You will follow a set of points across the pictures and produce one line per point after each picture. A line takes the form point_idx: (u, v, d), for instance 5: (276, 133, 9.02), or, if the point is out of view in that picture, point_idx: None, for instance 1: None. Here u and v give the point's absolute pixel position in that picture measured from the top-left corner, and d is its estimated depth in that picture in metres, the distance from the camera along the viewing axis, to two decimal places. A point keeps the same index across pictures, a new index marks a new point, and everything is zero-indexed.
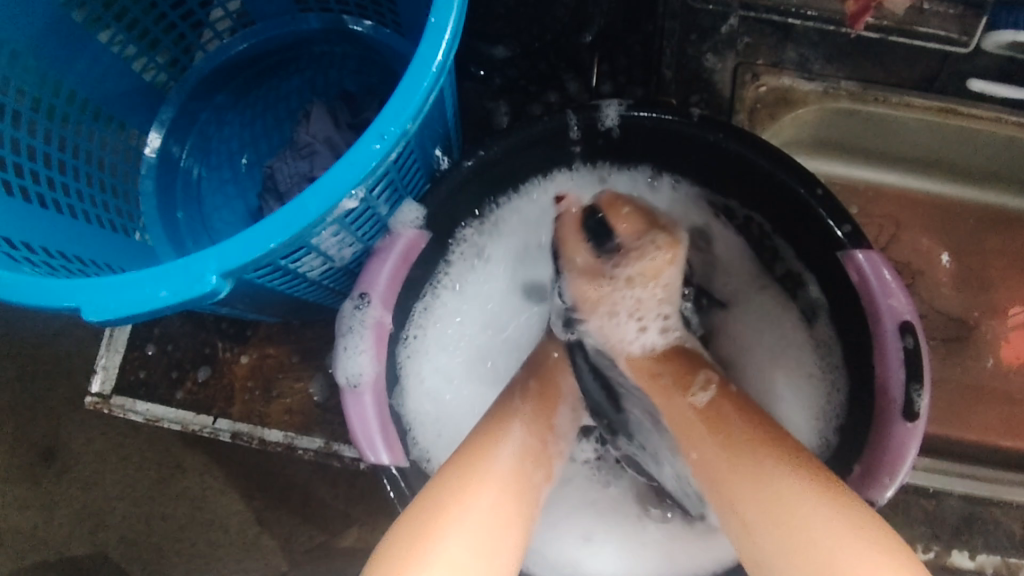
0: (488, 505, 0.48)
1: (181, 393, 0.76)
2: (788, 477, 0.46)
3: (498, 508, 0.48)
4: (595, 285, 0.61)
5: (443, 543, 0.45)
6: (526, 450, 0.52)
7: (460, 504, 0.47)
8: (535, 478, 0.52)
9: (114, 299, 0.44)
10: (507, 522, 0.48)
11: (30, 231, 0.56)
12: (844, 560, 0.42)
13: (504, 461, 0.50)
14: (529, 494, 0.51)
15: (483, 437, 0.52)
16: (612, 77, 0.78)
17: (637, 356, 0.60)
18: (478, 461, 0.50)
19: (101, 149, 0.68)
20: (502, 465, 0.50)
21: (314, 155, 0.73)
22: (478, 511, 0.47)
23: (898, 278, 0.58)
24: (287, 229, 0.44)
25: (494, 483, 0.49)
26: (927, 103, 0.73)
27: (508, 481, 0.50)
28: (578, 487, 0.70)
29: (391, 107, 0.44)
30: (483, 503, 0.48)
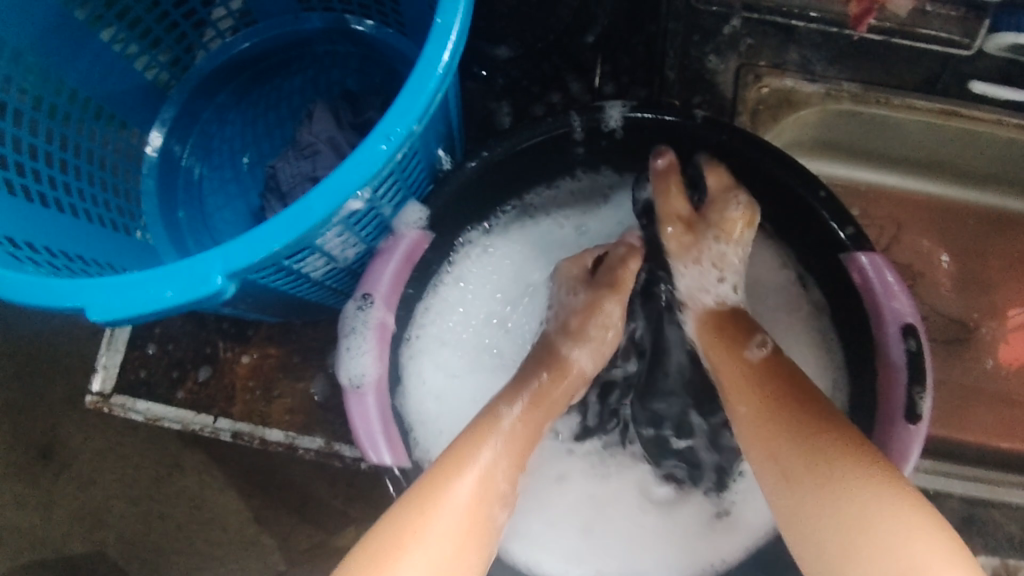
0: (444, 541, 0.48)
1: (182, 393, 0.76)
2: (829, 440, 0.48)
3: (452, 545, 0.48)
4: (686, 233, 0.63)
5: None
6: (491, 478, 0.52)
7: (414, 540, 0.47)
8: (496, 510, 0.52)
9: (118, 300, 0.44)
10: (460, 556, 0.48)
11: (33, 231, 0.56)
12: (874, 520, 0.44)
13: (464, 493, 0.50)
14: (486, 527, 0.51)
15: (448, 465, 0.51)
16: (614, 77, 0.78)
17: (710, 308, 0.62)
18: (438, 493, 0.50)
19: (103, 148, 0.68)
20: (462, 497, 0.50)
21: (315, 155, 0.73)
22: (433, 545, 0.48)
23: (901, 281, 0.58)
24: (292, 230, 0.44)
25: (451, 519, 0.49)
26: (929, 104, 0.72)
27: (466, 516, 0.50)
28: (578, 481, 0.69)
29: (395, 108, 0.44)
30: (438, 539, 0.48)
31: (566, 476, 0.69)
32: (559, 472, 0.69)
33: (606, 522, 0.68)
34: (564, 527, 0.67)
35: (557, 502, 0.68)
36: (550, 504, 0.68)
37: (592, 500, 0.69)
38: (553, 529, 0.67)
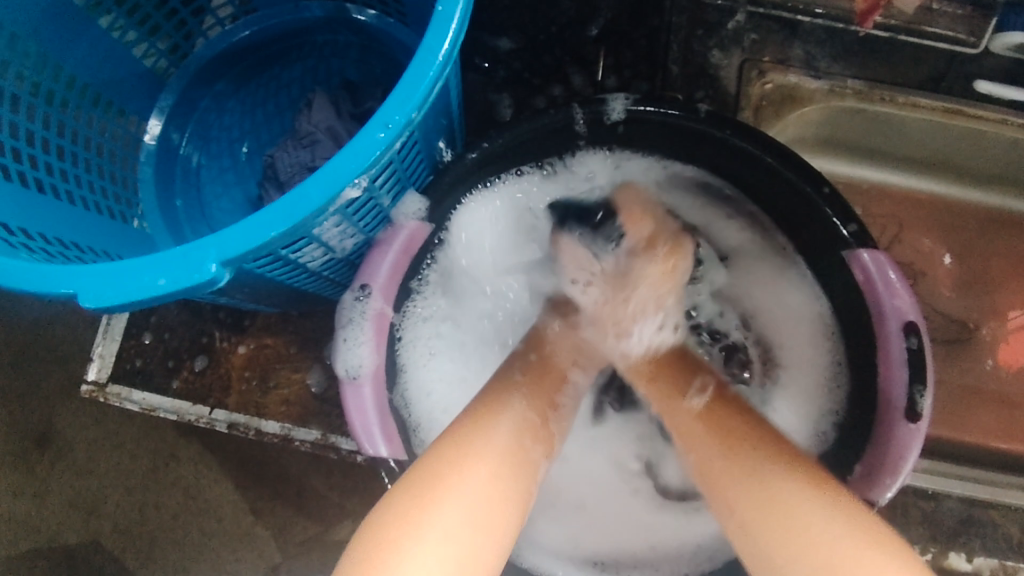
0: (485, 479, 0.47)
1: (177, 382, 0.75)
2: (789, 482, 0.44)
3: (497, 483, 0.47)
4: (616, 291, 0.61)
5: (438, 518, 0.44)
6: (528, 426, 0.51)
7: (454, 478, 0.46)
8: (534, 454, 0.50)
9: (111, 287, 0.43)
10: (501, 496, 0.47)
11: (28, 218, 0.56)
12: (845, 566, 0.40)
13: (501, 436, 0.49)
14: (528, 470, 0.49)
15: (486, 409, 0.51)
16: (617, 71, 0.77)
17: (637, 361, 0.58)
18: (480, 429, 0.49)
19: (100, 135, 0.68)
20: (499, 441, 0.49)
21: (315, 145, 0.73)
22: (473, 484, 0.46)
23: (904, 279, 0.57)
24: (289, 218, 0.43)
25: (492, 458, 0.48)
26: (932, 103, 0.72)
27: (506, 457, 0.48)
28: (581, 459, 0.70)
29: (395, 96, 0.43)
30: (480, 476, 0.47)
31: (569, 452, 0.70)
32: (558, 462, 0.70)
33: (597, 502, 0.69)
34: (560, 509, 0.68)
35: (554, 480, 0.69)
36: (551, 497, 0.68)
37: (589, 476, 0.70)
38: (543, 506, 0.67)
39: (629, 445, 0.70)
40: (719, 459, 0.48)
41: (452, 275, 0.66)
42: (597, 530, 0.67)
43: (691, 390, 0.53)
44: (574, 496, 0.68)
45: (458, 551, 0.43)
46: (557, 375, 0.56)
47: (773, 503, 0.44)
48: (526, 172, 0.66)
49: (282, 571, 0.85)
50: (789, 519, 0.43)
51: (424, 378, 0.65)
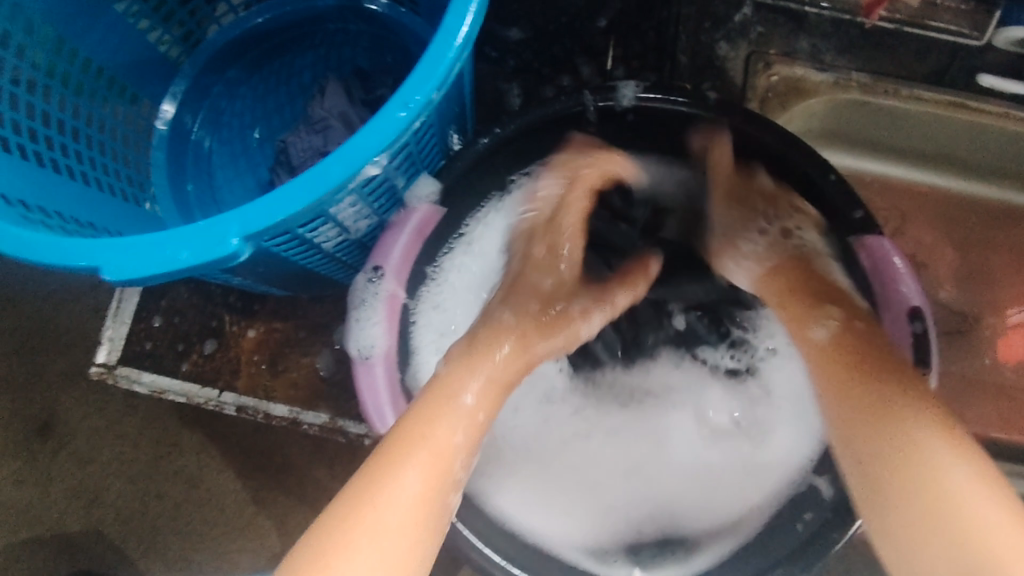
0: (394, 536, 0.48)
1: (187, 365, 0.76)
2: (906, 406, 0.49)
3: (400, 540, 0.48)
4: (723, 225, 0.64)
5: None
6: (444, 469, 0.51)
7: (364, 540, 0.47)
8: (446, 502, 0.51)
9: (134, 260, 0.44)
10: (407, 551, 0.48)
11: (46, 198, 0.56)
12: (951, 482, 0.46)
13: (410, 489, 0.49)
14: (435, 514, 0.50)
15: (392, 453, 0.50)
16: (624, 61, 0.78)
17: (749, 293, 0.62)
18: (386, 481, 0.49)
19: (114, 118, 0.69)
20: (408, 495, 0.49)
21: (328, 130, 0.74)
22: (379, 543, 0.47)
23: (910, 266, 0.58)
24: (310, 194, 0.44)
25: (394, 513, 0.48)
26: (937, 96, 0.73)
27: (413, 513, 0.49)
28: (631, 434, 0.69)
29: (416, 76, 0.44)
30: (383, 540, 0.47)
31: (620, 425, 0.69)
32: (583, 429, 0.69)
33: (673, 468, 0.67)
34: (602, 473, 0.67)
35: (618, 463, 0.67)
36: (592, 466, 0.67)
37: (646, 444, 0.68)
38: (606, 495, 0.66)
39: (686, 399, 0.69)
40: (838, 375, 0.53)
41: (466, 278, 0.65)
42: (650, 490, 0.66)
43: (818, 315, 0.56)
44: (641, 472, 0.67)
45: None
46: (492, 393, 0.55)
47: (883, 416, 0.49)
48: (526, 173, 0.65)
49: (284, 560, 0.85)
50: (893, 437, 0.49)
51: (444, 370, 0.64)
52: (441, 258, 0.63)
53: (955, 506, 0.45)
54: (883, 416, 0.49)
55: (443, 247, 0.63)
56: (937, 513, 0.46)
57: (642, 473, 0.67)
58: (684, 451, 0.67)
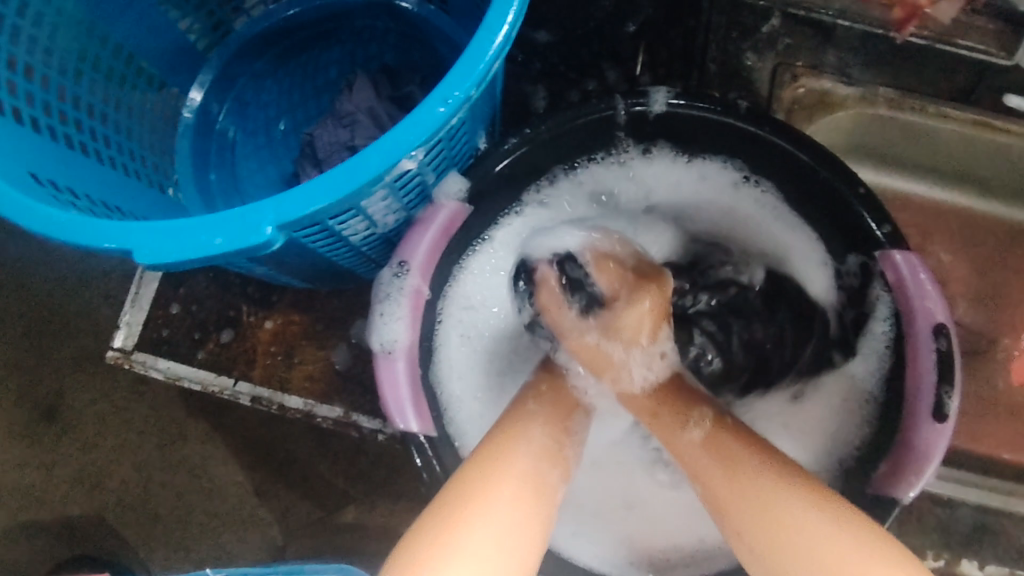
0: (511, 500, 0.46)
1: (202, 353, 0.76)
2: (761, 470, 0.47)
3: (524, 505, 0.46)
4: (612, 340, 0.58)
5: (470, 534, 0.43)
6: (548, 455, 0.50)
7: (479, 505, 0.45)
8: (557, 478, 0.50)
9: (168, 244, 0.44)
10: (529, 516, 0.46)
11: (78, 181, 0.56)
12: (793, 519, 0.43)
13: (526, 462, 0.48)
14: (549, 491, 0.48)
15: (509, 432, 0.50)
16: (652, 68, 0.78)
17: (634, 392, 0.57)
18: (500, 452, 0.48)
19: (142, 105, 0.69)
20: (524, 466, 0.48)
21: (355, 125, 0.74)
22: (505, 506, 0.45)
23: (934, 281, 0.58)
24: (346, 186, 0.44)
25: (513, 481, 0.47)
26: (964, 115, 0.73)
27: (531, 481, 0.48)
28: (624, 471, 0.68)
29: (458, 70, 0.44)
30: (504, 498, 0.46)
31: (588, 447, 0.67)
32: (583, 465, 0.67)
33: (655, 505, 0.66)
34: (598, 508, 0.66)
35: (576, 484, 0.67)
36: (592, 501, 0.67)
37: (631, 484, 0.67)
38: (570, 510, 0.65)
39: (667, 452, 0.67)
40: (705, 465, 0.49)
41: (489, 276, 0.66)
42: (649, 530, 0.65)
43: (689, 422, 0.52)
44: (607, 499, 0.67)
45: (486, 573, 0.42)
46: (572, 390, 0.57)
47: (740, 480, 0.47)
48: (553, 178, 0.66)
49: (286, 554, 0.85)
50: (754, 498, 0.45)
51: (472, 369, 0.66)
52: (464, 260, 0.64)
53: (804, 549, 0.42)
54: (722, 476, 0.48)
55: (469, 247, 0.64)
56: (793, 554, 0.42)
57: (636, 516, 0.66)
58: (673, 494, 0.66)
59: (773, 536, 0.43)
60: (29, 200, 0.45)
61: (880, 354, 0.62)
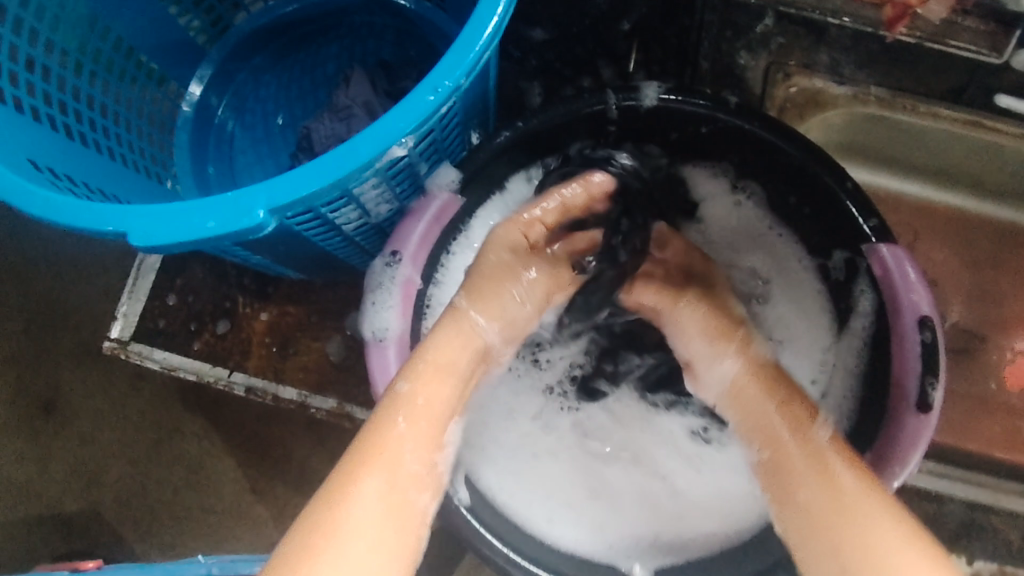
0: (365, 532, 0.46)
1: (198, 344, 0.76)
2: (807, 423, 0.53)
3: (375, 534, 0.47)
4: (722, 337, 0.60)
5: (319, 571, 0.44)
6: (406, 476, 0.49)
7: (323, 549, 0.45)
8: (417, 497, 0.50)
9: (162, 227, 0.45)
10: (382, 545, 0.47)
11: (76, 170, 0.57)
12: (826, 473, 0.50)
13: (377, 490, 0.48)
14: (406, 515, 0.49)
15: (372, 447, 0.50)
16: (646, 66, 0.79)
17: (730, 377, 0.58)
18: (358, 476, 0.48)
19: (142, 98, 0.70)
20: (374, 495, 0.48)
21: (350, 118, 0.75)
22: (351, 543, 0.45)
23: (921, 274, 0.58)
24: (336, 172, 0.45)
25: (365, 508, 0.47)
26: (954, 114, 0.73)
27: (384, 508, 0.48)
28: (561, 449, 0.69)
29: (449, 58, 0.45)
30: (359, 532, 0.46)
31: (495, 427, 0.68)
32: (523, 446, 0.68)
33: (605, 481, 0.68)
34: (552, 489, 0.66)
35: (526, 470, 0.67)
36: (542, 480, 0.66)
37: (568, 465, 0.68)
38: (532, 495, 0.65)
39: (585, 418, 0.70)
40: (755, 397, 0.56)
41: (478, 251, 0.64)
42: (608, 510, 0.66)
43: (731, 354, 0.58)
44: (560, 479, 0.67)
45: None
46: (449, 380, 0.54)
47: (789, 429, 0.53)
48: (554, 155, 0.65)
49: None
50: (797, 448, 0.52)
51: None
52: (447, 258, 0.62)
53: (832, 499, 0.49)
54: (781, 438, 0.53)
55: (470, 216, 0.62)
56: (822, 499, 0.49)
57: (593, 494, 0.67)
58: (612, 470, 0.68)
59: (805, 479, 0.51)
60: (27, 184, 0.46)
61: (857, 349, 0.64)
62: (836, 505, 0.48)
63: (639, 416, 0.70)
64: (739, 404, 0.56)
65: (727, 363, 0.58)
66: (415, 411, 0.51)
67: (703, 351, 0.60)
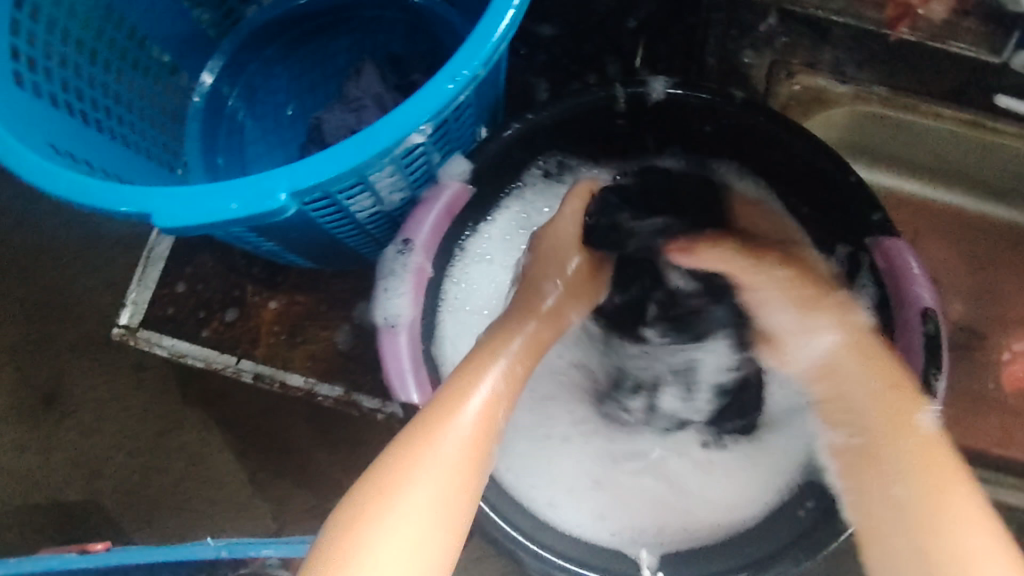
0: (451, 471, 0.49)
1: (207, 331, 0.77)
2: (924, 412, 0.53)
3: (461, 472, 0.50)
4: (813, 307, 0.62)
5: (406, 503, 0.47)
6: (489, 423, 0.53)
7: (421, 473, 0.49)
8: (495, 445, 0.53)
9: (185, 209, 0.46)
10: (464, 485, 0.50)
11: (94, 155, 0.58)
12: (933, 464, 0.50)
13: (466, 428, 0.51)
14: (485, 462, 0.52)
15: (450, 395, 0.53)
16: (652, 64, 0.80)
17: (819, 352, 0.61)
18: (443, 418, 0.51)
19: (154, 88, 0.71)
20: (464, 432, 0.51)
21: (361, 110, 0.76)
22: (439, 470, 0.49)
23: (923, 268, 0.60)
24: (357, 157, 0.46)
25: (450, 450, 0.50)
26: (956, 114, 0.74)
27: (469, 450, 0.51)
28: (581, 442, 0.70)
29: (467, 48, 0.46)
30: (445, 476, 0.49)
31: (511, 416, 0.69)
32: (545, 433, 0.70)
33: (615, 476, 0.69)
34: (565, 479, 0.67)
35: (542, 456, 0.68)
36: (555, 467, 0.68)
37: (584, 457, 0.69)
38: (543, 481, 0.66)
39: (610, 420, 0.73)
40: (863, 363, 0.57)
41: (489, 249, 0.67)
42: (615, 504, 0.67)
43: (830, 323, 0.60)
44: (574, 467, 0.68)
45: (425, 525, 0.47)
46: (533, 350, 0.58)
47: (903, 414, 0.53)
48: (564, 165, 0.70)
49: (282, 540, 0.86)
50: (905, 431, 0.52)
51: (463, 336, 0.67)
52: (464, 241, 0.65)
53: (932, 487, 0.48)
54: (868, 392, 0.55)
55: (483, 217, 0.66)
56: (920, 486, 0.49)
57: (602, 486, 0.68)
58: (627, 467, 0.69)
59: (903, 463, 0.50)
60: (50, 165, 0.48)
61: None
62: (933, 497, 0.48)
63: (664, 430, 0.72)
64: (835, 379, 0.58)
65: (826, 336, 0.60)
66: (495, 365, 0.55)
67: (796, 322, 0.63)
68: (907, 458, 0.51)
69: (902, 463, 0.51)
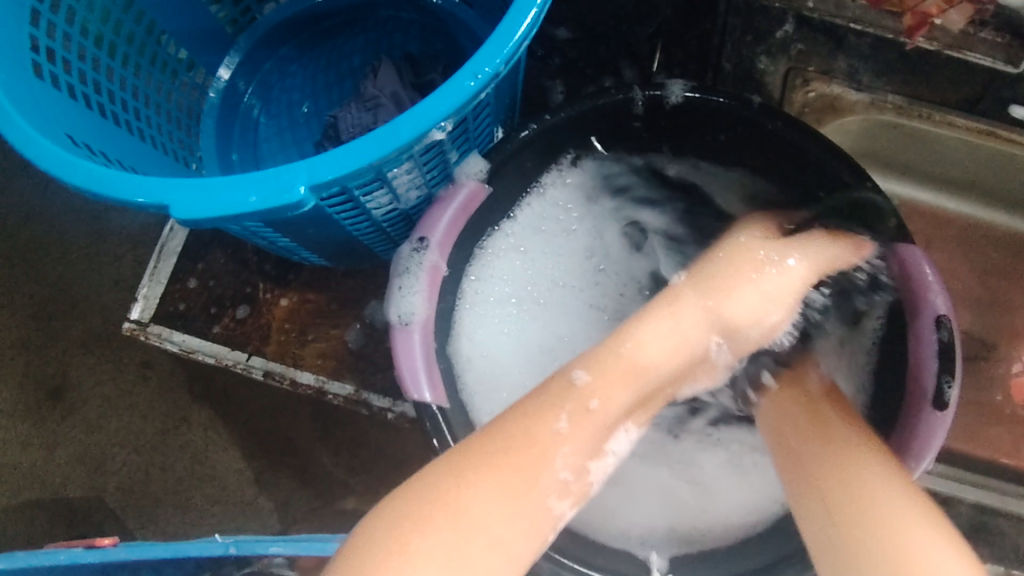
0: (488, 528, 0.44)
1: (218, 327, 0.77)
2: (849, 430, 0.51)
3: (497, 527, 0.44)
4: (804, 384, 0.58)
5: (423, 555, 0.42)
6: (541, 474, 0.47)
7: (443, 521, 0.43)
8: (554, 504, 0.47)
9: (204, 201, 0.46)
10: (500, 544, 0.44)
11: (110, 148, 0.58)
12: (859, 472, 0.47)
13: (513, 478, 0.46)
14: (536, 520, 0.46)
15: (503, 438, 0.47)
16: (668, 68, 0.81)
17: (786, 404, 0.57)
18: (487, 467, 0.46)
19: (171, 84, 0.71)
20: (509, 482, 0.46)
21: (378, 109, 0.76)
22: (473, 525, 0.44)
23: (939, 276, 0.59)
24: (375, 152, 0.46)
25: (487, 501, 0.45)
26: (968, 123, 0.74)
27: (514, 507, 0.45)
28: None
29: (489, 46, 0.46)
30: (477, 535, 0.44)
31: None
32: None
33: (632, 474, 0.69)
34: None
35: None
36: None
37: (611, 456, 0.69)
38: None
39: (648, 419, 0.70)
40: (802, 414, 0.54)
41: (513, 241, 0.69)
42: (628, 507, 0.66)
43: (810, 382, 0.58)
44: None
45: None
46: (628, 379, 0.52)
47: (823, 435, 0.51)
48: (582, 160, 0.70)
49: None
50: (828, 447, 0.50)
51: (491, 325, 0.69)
52: (487, 238, 0.67)
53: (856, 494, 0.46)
54: (805, 434, 0.52)
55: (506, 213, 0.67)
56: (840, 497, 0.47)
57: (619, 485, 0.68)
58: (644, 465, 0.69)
59: (824, 472, 0.48)
60: (69, 156, 0.48)
61: (867, 350, 0.66)
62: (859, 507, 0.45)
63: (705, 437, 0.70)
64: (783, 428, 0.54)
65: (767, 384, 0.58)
66: (566, 409, 0.49)
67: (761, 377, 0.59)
68: (831, 469, 0.48)
69: (820, 476, 0.48)
